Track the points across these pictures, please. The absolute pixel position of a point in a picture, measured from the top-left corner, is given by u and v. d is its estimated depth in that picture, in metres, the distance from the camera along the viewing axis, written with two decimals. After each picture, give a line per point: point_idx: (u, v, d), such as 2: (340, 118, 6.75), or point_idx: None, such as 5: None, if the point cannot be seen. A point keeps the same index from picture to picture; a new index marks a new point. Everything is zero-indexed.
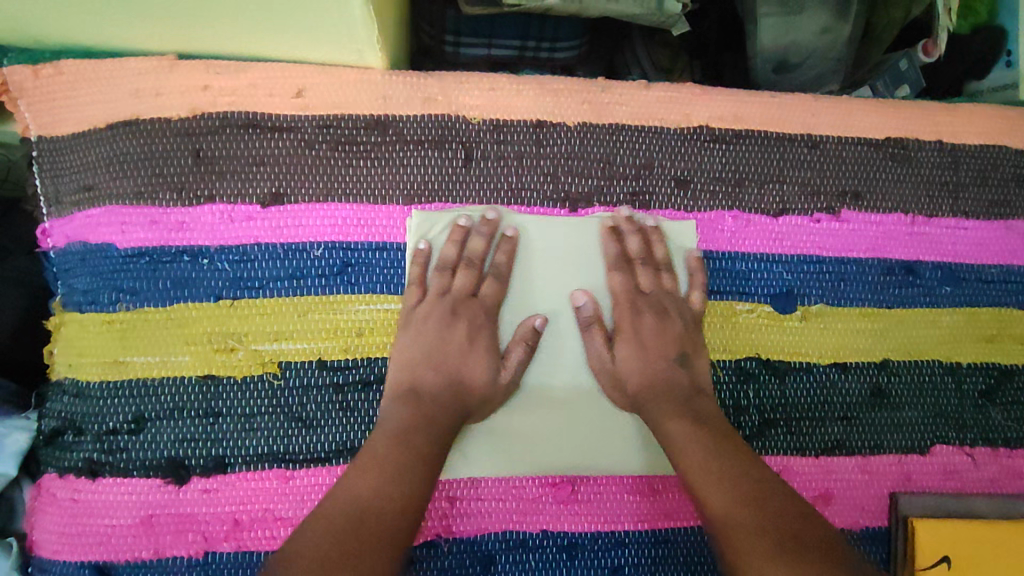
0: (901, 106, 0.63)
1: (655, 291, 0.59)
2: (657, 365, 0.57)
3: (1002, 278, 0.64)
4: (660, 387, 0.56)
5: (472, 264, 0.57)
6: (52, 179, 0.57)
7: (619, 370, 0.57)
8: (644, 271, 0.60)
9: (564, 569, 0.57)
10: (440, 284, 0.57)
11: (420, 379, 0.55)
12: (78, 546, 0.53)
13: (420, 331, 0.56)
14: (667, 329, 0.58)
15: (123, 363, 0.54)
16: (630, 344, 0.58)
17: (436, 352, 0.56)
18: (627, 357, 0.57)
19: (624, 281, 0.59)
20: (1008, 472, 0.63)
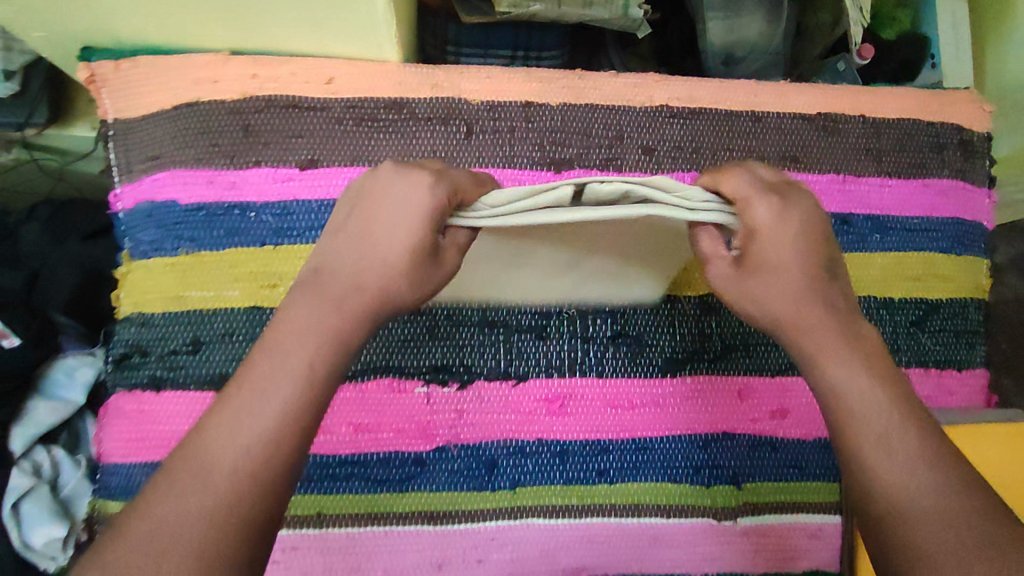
0: (827, 88, 0.76)
1: (775, 181, 0.52)
2: (811, 266, 0.51)
3: (923, 227, 0.75)
4: (796, 284, 0.50)
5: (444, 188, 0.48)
6: (125, 153, 0.69)
7: (755, 288, 0.52)
8: (764, 169, 0.53)
9: (557, 472, 0.67)
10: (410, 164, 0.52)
11: (340, 252, 0.49)
12: (143, 449, 0.63)
13: (362, 207, 0.50)
14: (802, 224, 0.50)
15: (183, 298, 0.65)
16: (771, 241, 0.50)
17: (366, 224, 0.49)
18: (772, 256, 0.50)
19: (748, 175, 0.51)
20: (939, 389, 0.73)
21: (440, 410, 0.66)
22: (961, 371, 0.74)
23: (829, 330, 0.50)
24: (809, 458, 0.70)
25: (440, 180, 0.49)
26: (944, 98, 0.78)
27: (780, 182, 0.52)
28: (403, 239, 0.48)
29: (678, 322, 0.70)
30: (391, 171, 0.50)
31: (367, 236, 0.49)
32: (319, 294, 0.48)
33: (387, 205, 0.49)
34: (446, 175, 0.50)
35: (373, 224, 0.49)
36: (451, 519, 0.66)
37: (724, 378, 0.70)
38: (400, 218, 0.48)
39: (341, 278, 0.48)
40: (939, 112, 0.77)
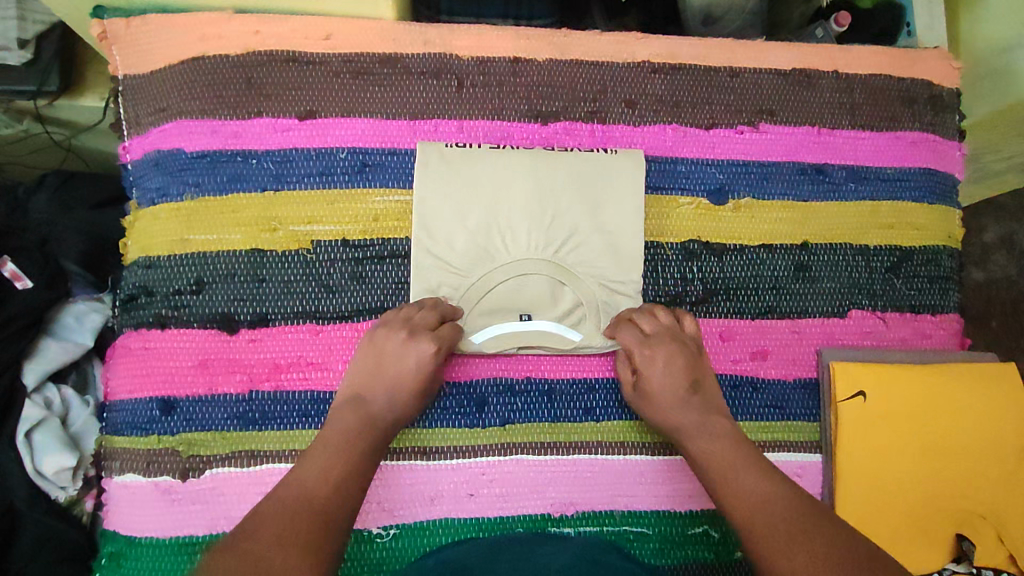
0: (804, 46, 0.79)
1: (661, 328, 0.68)
2: (677, 390, 0.65)
3: (896, 178, 0.78)
4: (676, 400, 0.65)
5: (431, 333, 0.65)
6: (134, 107, 0.72)
7: (650, 404, 0.66)
8: (645, 316, 0.68)
9: (545, 409, 0.69)
10: (407, 312, 0.66)
11: (367, 387, 0.63)
12: (147, 385, 0.65)
13: (372, 355, 0.64)
14: (678, 364, 0.66)
15: (187, 240, 0.68)
16: (650, 379, 0.66)
17: (379, 371, 0.64)
18: (655, 386, 0.66)
19: (633, 330, 0.68)
20: (914, 333, 0.76)
21: None
22: (936, 315, 0.77)
23: (690, 419, 0.64)
24: (790, 398, 0.73)
25: (439, 342, 0.64)
26: (914, 54, 0.81)
27: (659, 330, 0.67)
28: (408, 376, 0.63)
29: (661, 266, 0.73)
30: (396, 334, 0.64)
31: (387, 379, 0.63)
32: (360, 412, 0.61)
33: (399, 363, 0.63)
34: (437, 323, 0.66)
35: (390, 373, 0.63)
36: (442, 455, 0.68)
37: (705, 320, 0.73)
38: (410, 373, 0.64)
39: (376, 403, 0.63)
40: (909, 68, 0.80)
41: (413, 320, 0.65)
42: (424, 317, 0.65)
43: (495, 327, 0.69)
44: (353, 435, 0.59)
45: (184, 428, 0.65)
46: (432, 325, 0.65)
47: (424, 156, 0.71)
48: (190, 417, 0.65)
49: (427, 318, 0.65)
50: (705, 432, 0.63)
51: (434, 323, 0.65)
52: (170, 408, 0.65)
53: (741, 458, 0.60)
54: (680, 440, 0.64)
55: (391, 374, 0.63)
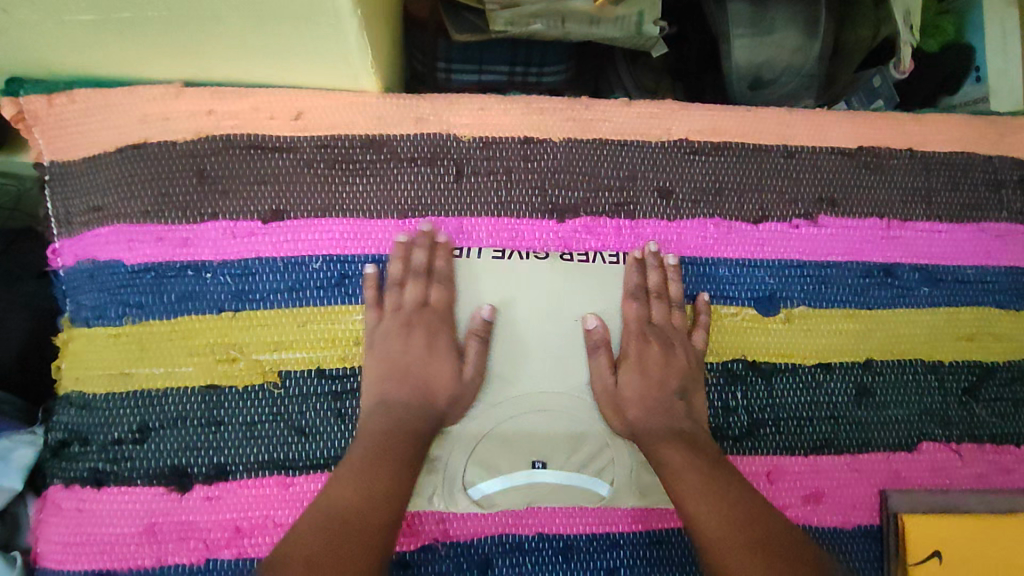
0: (873, 117, 0.66)
1: (665, 324, 0.60)
2: (657, 394, 0.58)
3: (977, 278, 0.66)
4: (655, 400, 0.58)
5: (417, 276, 0.58)
6: (63, 201, 0.60)
7: (621, 397, 0.58)
8: (659, 303, 0.61)
9: (561, 571, 0.58)
10: (392, 302, 0.58)
11: (388, 393, 0.56)
12: (82, 555, 0.55)
13: (383, 346, 0.57)
14: (669, 364, 0.59)
15: (129, 374, 0.56)
16: (634, 370, 0.58)
17: (398, 365, 0.56)
18: (627, 384, 0.58)
19: (640, 312, 0.60)
20: (995, 468, 0.64)
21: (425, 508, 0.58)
22: (1020, 447, 0.65)
23: (664, 428, 0.57)
24: (850, 550, 0.61)
25: (433, 313, 0.58)
26: (1003, 126, 0.68)
27: (665, 325, 0.60)
28: (421, 356, 0.57)
29: None
30: (386, 320, 0.58)
31: (405, 374, 0.56)
32: (388, 416, 0.54)
33: (413, 349, 0.57)
34: (427, 294, 0.58)
35: (405, 360, 0.57)
36: None
37: (751, 458, 0.61)
38: (425, 352, 0.57)
39: (400, 398, 0.55)
40: (997, 145, 0.68)
41: (403, 304, 0.58)
42: (410, 294, 0.58)
43: (505, 477, 0.57)
44: (388, 442, 0.53)
45: None
46: (421, 298, 0.58)
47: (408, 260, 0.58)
48: None
49: (413, 295, 0.58)
50: (679, 439, 0.56)
51: (424, 295, 0.58)
52: None
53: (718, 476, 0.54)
54: (651, 450, 0.56)
55: (403, 361, 0.57)
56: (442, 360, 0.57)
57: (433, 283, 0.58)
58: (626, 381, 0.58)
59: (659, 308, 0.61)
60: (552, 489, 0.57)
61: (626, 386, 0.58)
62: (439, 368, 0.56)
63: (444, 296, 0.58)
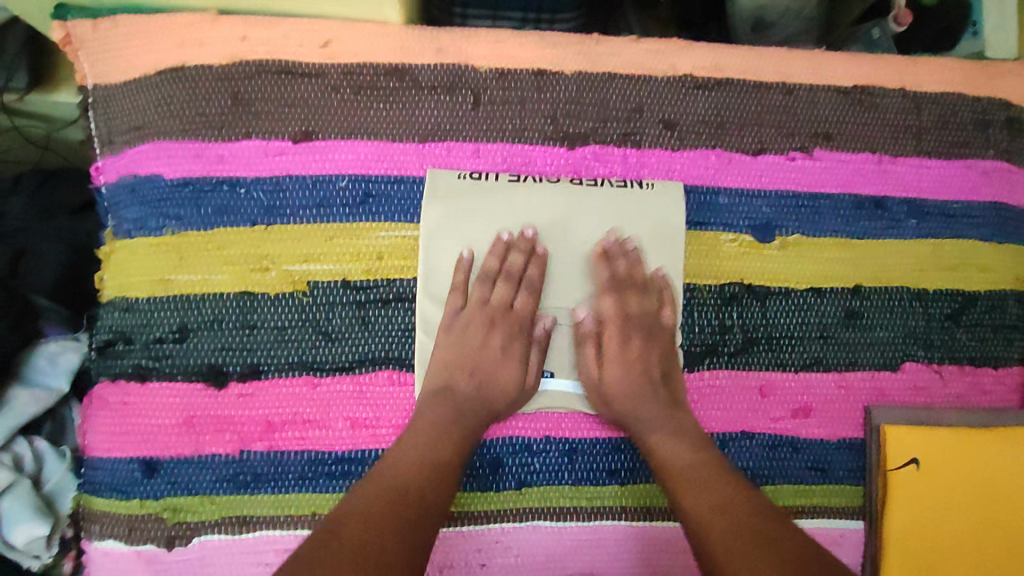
0: (868, 58, 0.70)
1: (640, 312, 0.64)
2: (640, 379, 0.63)
3: (962, 212, 0.70)
4: (636, 388, 0.62)
5: (510, 277, 0.63)
6: (105, 121, 0.63)
7: (604, 389, 0.63)
8: (637, 295, 0.64)
9: (567, 471, 0.63)
10: (479, 293, 0.63)
11: (456, 381, 0.61)
12: (128, 444, 0.59)
13: (461, 335, 0.62)
14: (652, 352, 0.64)
15: (169, 281, 0.61)
16: (616, 362, 0.63)
17: (471, 359, 0.62)
18: (611, 374, 0.63)
19: (614, 303, 0.64)
20: (973, 389, 0.69)
21: None
22: (997, 369, 0.70)
23: (650, 415, 0.61)
24: (835, 459, 0.66)
25: (520, 315, 0.63)
26: (992, 70, 0.72)
27: (643, 314, 0.64)
28: (493, 355, 0.63)
29: (697, 310, 0.66)
30: (462, 315, 0.63)
31: (475, 369, 0.62)
32: (452, 403, 0.60)
33: (487, 348, 0.62)
34: (513, 296, 0.63)
35: (479, 356, 0.62)
36: (453, 522, 0.62)
37: (745, 373, 0.66)
38: (499, 353, 0.63)
39: (465, 391, 0.61)
40: (986, 87, 0.71)
41: (490, 299, 0.63)
42: (498, 294, 0.63)
43: None
44: (447, 432, 0.58)
45: (169, 492, 0.59)
46: (506, 300, 0.63)
47: (436, 189, 0.63)
48: (176, 480, 0.59)
49: (501, 295, 0.63)
50: (669, 428, 0.60)
51: (511, 299, 0.63)
52: (153, 470, 0.59)
53: (711, 463, 0.57)
54: (641, 436, 0.61)
55: (484, 359, 0.62)
56: (516, 358, 0.63)
57: (522, 291, 0.63)
58: (608, 365, 0.63)
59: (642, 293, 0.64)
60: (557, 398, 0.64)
61: (607, 375, 0.63)
62: (512, 371, 0.62)
63: (513, 290, 0.63)
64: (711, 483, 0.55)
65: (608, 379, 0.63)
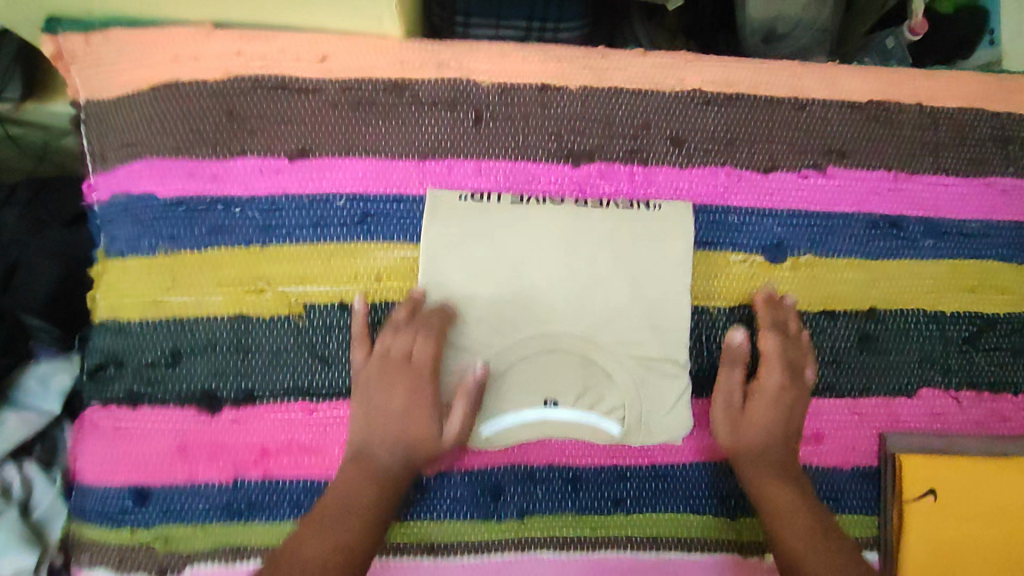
0: (883, 72, 0.67)
1: (795, 360, 0.62)
2: (783, 429, 0.61)
3: (982, 232, 0.67)
4: (773, 434, 0.61)
5: (405, 329, 0.58)
6: (98, 138, 0.62)
7: (742, 423, 0.61)
8: (794, 342, 0.63)
9: (569, 500, 0.61)
10: (385, 343, 0.58)
11: (370, 435, 0.57)
12: (119, 471, 0.58)
13: (363, 393, 0.58)
14: (795, 403, 0.62)
15: (162, 303, 0.59)
16: (764, 401, 0.61)
17: (381, 411, 0.57)
18: (758, 416, 0.61)
19: (776, 345, 0.62)
20: (992, 416, 0.67)
21: None
22: (1017, 395, 0.67)
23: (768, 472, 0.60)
24: (848, 489, 0.64)
25: (420, 368, 0.58)
26: (1013, 83, 0.69)
27: (800, 359, 0.62)
28: (399, 407, 0.57)
29: (705, 333, 0.64)
30: (372, 364, 0.58)
31: (387, 421, 0.57)
32: (367, 468, 0.56)
33: (392, 407, 0.57)
34: (413, 348, 0.58)
35: (388, 414, 0.57)
36: (453, 553, 0.60)
37: None
38: (403, 405, 0.57)
39: (384, 457, 0.57)
40: (1006, 101, 0.69)
41: (389, 352, 0.58)
42: (398, 346, 0.58)
43: (517, 414, 0.60)
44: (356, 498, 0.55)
45: (161, 521, 0.58)
46: (408, 353, 0.58)
47: (436, 210, 0.61)
48: (168, 508, 0.58)
49: (401, 349, 0.57)
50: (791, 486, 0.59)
51: (409, 348, 0.58)
52: (144, 498, 0.58)
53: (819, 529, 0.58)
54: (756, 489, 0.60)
55: (393, 411, 0.57)
56: (431, 411, 0.57)
57: (427, 337, 0.58)
58: (755, 401, 0.61)
59: (796, 343, 0.63)
60: (558, 427, 0.60)
61: (748, 414, 0.61)
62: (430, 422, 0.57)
63: (410, 340, 0.58)
64: (821, 574, 0.55)
65: (739, 433, 0.61)
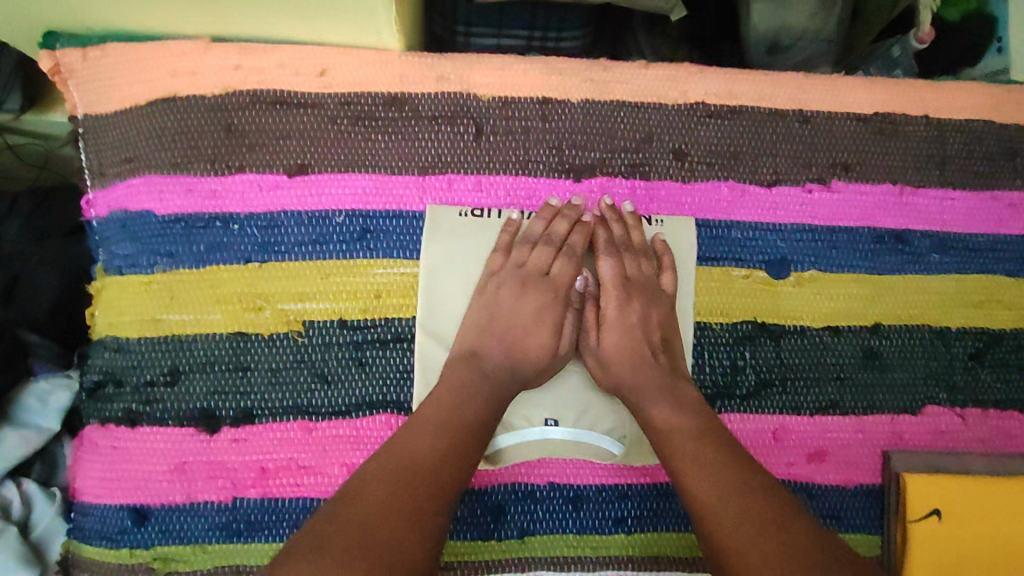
0: (890, 84, 0.66)
1: (640, 278, 0.61)
2: (639, 348, 0.59)
3: (988, 246, 0.67)
4: (637, 352, 0.59)
5: (551, 242, 0.61)
6: (95, 154, 0.61)
7: (605, 358, 0.60)
8: (631, 258, 0.62)
9: (570, 519, 0.61)
10: (519, 255, 0.61)
11: (481, 345, 0.58)
12: (117, 490, 0.58)
13: (493, 298, 0.60)
14: (652, 315, 0.61)
15: (161, 321, 0.59)
16: (613, 329, 0.60)
17: (501, 320, 0.59)
18: (610, 341, 0.60)
19: (614, 267, 0.61)
20: (997, 433, 0.66)
21: None
22: None
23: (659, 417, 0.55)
24: (851, 507, 0.64)
25: (557, 284, 0.61)
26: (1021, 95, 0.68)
27: (639, 280, 0.61)
28: (535, 323, 0.60)
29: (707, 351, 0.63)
30: (512, 282, 0.60)
31: (503, 331, 0.59)
32: (478, 368, 0.57)
33: (520, 311, 0.59)
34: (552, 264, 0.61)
35: (511, 317, 0.59)
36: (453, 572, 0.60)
37: (758, 417, 0.63)
38: (533, 316, 0.60)
39: (495, 355, 0.58)
40: (1014, 113, 0.68)
41: (528, 263, 0.60)
42: (535, 259, 0.60)
43: (518, 433, 0.59)
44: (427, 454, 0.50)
45: (160, 541, 0.57)
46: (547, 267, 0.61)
47: (438, 229, 0.61)
48: (167, 528, 0.57)
49: (542, 262, 0.60)
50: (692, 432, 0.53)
51: (549, 265, 0.61)
52: (143, 518, 0.57)
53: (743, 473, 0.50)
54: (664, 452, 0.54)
55: (525, 314, 0.59)
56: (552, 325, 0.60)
57: (558, 255, 0.61)
58: (608, 331, 0.60)
59: (636, 263, 0.61)
60: (559, 444, 0.59)
61: (605, 344, 0.60)
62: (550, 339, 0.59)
63: (552, 255, 0.61)
64: (741, 532, 0.46)
65: (674, 460, 0.52)
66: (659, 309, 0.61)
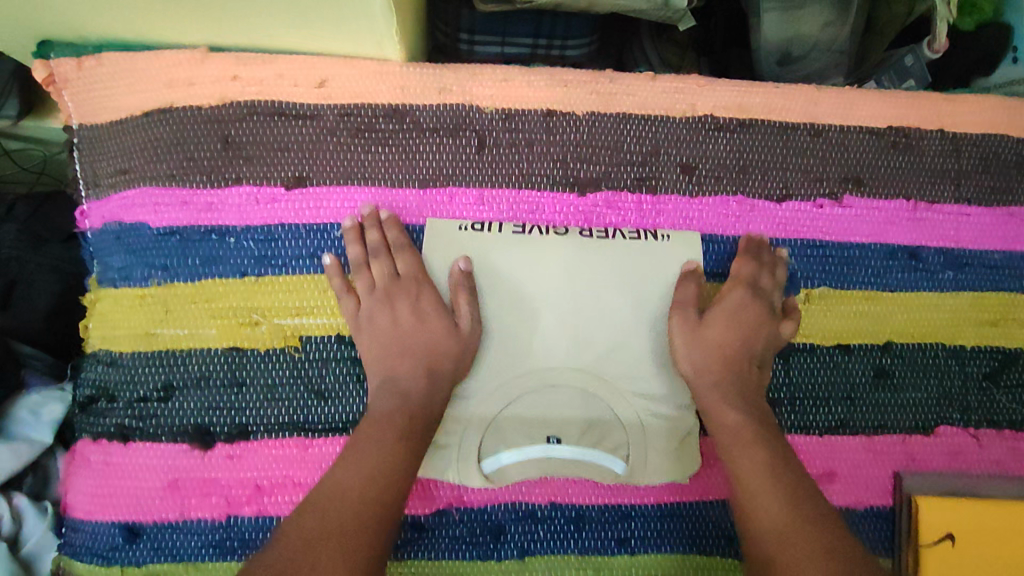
0: (902, 96, 0.65)
1: (772, 292, 0.61)
2: (732, 355, 0.58)
3: (1004, 263, 0.65)
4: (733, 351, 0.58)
5: (391, 250, 0.58)
6: (91, 164, 0.60)
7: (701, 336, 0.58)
8: (769, 274, 0.61)
9: (572, 540, 0.59)
10: (368, 276, 0.58)
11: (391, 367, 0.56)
12: (109, 506, 0.57)
13: (372, 331, 0.57)
14: (761, 330, 0.59)
15: (155, 335, 0.58)
16: (721, 319, 0.59)
17: (390, 337, 0.57)
18: (712, 333, 0.58)
19: (750, 272, 0.60)
20: (1013, 455, 0.64)
21: (441, 484, 0.59)
22: None
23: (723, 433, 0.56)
24: (861, 530, 0.62)
25: (409, 288, 0.58)
26: None
27: (767, 291, 0.60)
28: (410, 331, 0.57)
29: None
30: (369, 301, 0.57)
31: (402, 343, 0.57)
32: (398, 390, 0.55)
33: (402, 322, 0.57)
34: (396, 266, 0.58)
35: (395, 330, 0.57)
36: None
37: None
38: (415, 321, 0.57)
39: (407, 375, 0.56)
40: None
41: (377, 279, 0.58)
42: (381, 270, 0.58)
43: (517, 451, 0.57)
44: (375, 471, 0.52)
45: (152, 559, 0.56)
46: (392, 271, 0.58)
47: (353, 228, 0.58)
48: (158, 546, 0.56)
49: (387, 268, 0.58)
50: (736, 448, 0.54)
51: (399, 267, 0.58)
52: (135, 535, 0.56)
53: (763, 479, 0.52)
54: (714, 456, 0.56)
55: (401, 313, 0.57)
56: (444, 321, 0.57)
57: (402, 254, 0.58)
58: (716, 321, 0.59)
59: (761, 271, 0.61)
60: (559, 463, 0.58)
61: (707, 331, 0.58)
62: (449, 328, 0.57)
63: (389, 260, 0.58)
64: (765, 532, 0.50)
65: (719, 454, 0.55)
66: (766, 329, 0.60)
